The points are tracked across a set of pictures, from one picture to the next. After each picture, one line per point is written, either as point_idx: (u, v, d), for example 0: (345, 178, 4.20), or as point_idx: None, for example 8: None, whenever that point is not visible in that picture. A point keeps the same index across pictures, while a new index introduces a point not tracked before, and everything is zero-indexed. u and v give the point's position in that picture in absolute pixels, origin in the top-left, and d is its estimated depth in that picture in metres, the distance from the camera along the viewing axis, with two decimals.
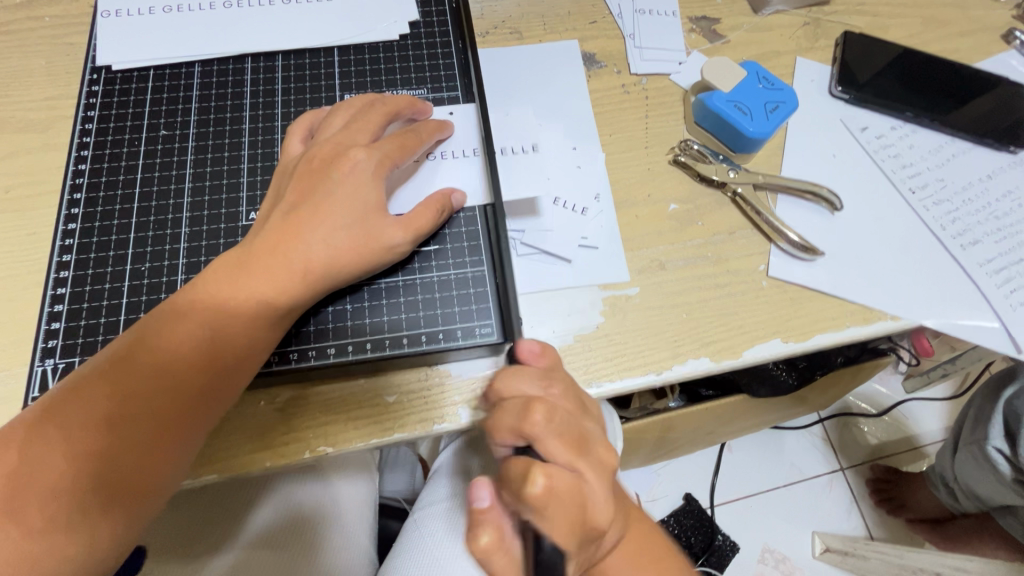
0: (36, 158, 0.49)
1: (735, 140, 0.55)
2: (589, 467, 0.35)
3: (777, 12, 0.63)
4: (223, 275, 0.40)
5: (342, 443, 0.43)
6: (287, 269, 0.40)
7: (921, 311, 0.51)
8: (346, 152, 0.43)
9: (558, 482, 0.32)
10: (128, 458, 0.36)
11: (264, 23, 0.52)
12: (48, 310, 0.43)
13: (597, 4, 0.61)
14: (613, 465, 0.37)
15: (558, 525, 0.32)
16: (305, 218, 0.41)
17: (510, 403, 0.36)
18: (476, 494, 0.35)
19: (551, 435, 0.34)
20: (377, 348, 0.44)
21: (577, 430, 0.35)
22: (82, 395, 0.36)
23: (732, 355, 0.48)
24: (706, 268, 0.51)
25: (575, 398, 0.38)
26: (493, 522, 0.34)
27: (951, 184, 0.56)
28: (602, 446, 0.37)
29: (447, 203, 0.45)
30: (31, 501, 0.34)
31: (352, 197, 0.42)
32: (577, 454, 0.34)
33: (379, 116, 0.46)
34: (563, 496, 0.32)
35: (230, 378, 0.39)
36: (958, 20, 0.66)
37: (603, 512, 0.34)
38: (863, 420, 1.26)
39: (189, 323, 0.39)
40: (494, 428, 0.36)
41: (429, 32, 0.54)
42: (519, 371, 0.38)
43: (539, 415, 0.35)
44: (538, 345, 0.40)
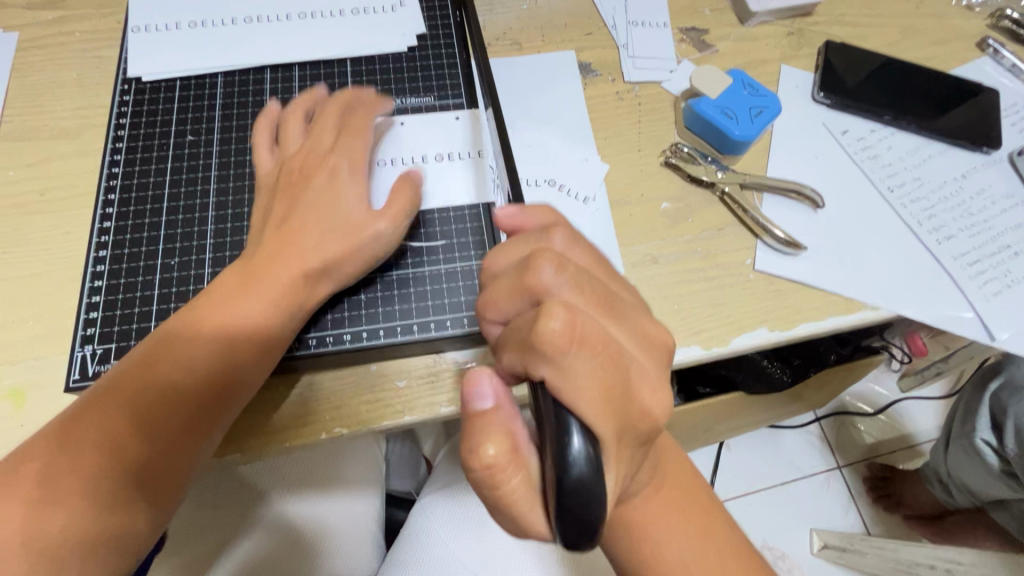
0: (70, 162, 0.53)
1: (722, 142, 0.58)
2: (612, 320, 0.32)
3: (762, 23, 0.67)
4: (242, 276, 0.43)
5: (356, 425, 0.46)
6: (300, 269, 0.43)
7: (900, 302, 0.54)
8: (319, 158, 0.47)
9: (581, 322, 0.29)
10: (154, 457, 0.39)
11: (282, 37, 0.55)
12: (86, 301, 0.46)
13: (592, 16, 0.65)
14: (655, 335, 0.34)
15: (585, 381, 0.28)
16: (299, 223, 0.45)
17: (511, 267, 0.34)
18: (476, 392, 0.31)
19: (566, 284, 0.32)
20: (389, 334, 0.47)
21: (599, 285, 0.33)
22: (108, 398, 0.39)
23: (721, 344, 0.51)
24: (696, 263, 0.54)
25: (592, 254, 0.36)
26: (500, 426, 0.30)
27: (927, 182, 0.60)
28: (635, 311, 0.34)
29: (411, 183, 0.48)
30: (62, 500, 0.37)
31: (333, 202, 0.45)
32: (600, 306, 0.32)
33: (332, 115, 0.49)
34: (589, 344, 0.29)
35: (252, 369, 0.42)
36: (934, 29, 0.70)
37: (642, 380, 0.31)
38: (858, 418, 1.29)
39: (213, 320, 0.42)
40: (496, 299, 0.34)
41: (435, 43, 0.58)
42: (514, 242, 0.37)
43: (546, 267, 0.32)
44: (519, 209, 0.39)
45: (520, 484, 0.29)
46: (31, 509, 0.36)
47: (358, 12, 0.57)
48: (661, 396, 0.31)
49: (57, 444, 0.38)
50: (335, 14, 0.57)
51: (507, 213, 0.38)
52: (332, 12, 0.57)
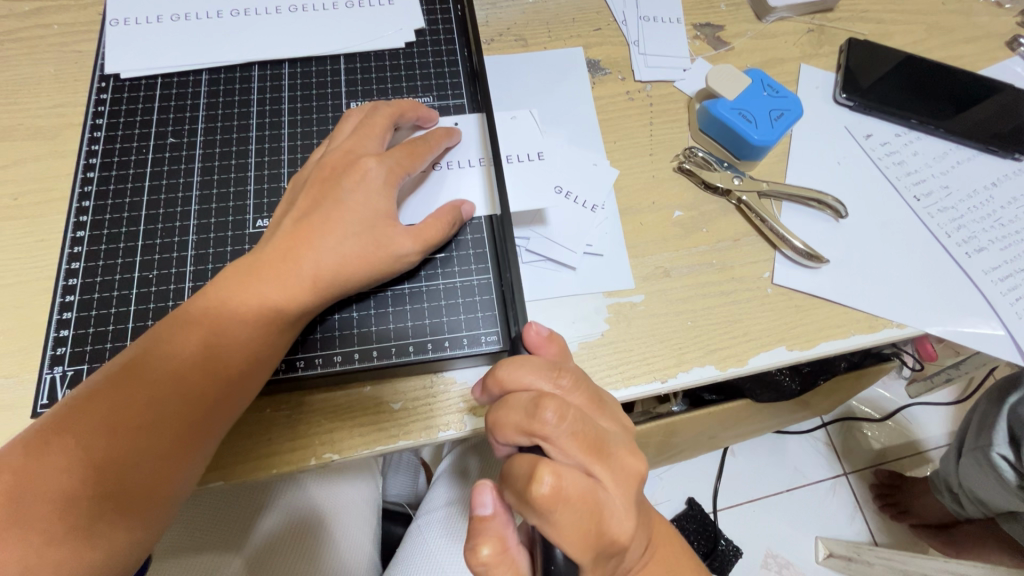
0: (44, 165, 0.50)
1: (739, 147, 0.55)
2: (601, 466, 0.33)
3: (781, 19, 0.64)
4: (230, 284, 0.40)
5: (347, 450, 0.43)
6: (293, 275, 0.40)
7: (927, 320, 0.51)
8: (360, 160, 0.43)
9: (568, 484, 0.31)
10: (145, 464, 0.36)
11: (272, 32, 0.52)
12: (57, 318, 0.43)
13: (601, 11, 0.62)
14: (635, 469, 0.34)
15: (569, 531, 0.31)
16: (319, 225, 0.41)
17: (517, 400, 0.34)
18: (478, 501, 0.34)
19: (562, 434, 0.32)
20: (383, 355, 0.44)
21: (595, 432, 0.33)
22: (96, 400, 0.36)
23: (737, 363, 0.48)
24: (710, 276, 0.51)
25: (590, 392, 0.36)
26: (493, 532, 0.33)
27: (955, 191, 0.56)
28: (626, 448, 0.34)
29: (458, 215, 0.46)
30: (43, 509, 0.33)
31: (364, 205, 0.42)
32: (596, 458, 0.33)
33: (386, 119, 0.46)
34: (574, 502, 0.31)
35: (240, 384, 0.39)
36: (962, 27, 0.66)
37: (618, 517, 0.32)
38: (867, 425, 1.26)
39: (201, 331, 0.39)
40: (499, 430, 0.34)
41: (434, 39, 0.54)
42: (527, 363, 0.36)
43: (549, 415, 0.32)
44: (547, 330, 0.40)
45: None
46: (8, 518, 0.33)
47: (353, 5, 0.53)
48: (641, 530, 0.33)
49: (22, 468, 0.34)
50: (328, 8, 0.53)
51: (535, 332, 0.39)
52: (325, 6, 0.53)
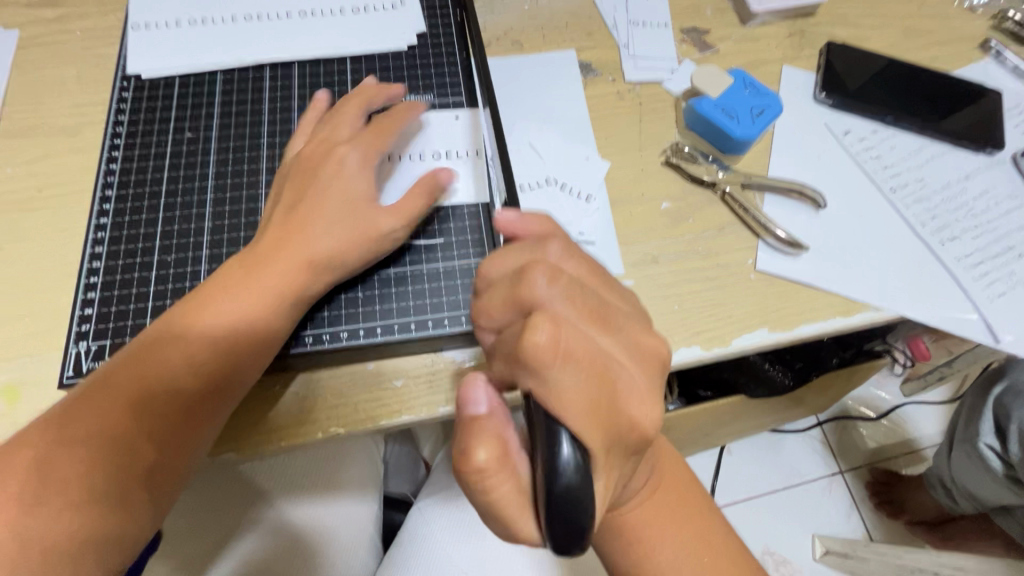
0: (67, 160, 0.53)
1: (724, 142, 0.58)
2: (603, 333, 0.31)
3: (764, 23, 0.67)
4: (236, 272, 0.43)
5: (353, 424, 0.46)
6: (288, 259, 0.43)
7: (903, 304, 0.53)
8: (336, 148, 0.47)
9: (565, 333, 0.29)
10: (155, 441, 0.39)
11: (283, 35, 0.55)
12: (81, 297, 0.46)
13: (593, 17, 0.65)
14: (648, 346, 0.33)
15: (571, 392, 0.28)
16: (308, 209, 0.44)
17: (507, 280, 0.33)
18: (470, 397, 0.31)
19: (559, 297, 0.31)
20: (387, 332, 0.47)
21: (589, 298, 0.32)
22: (111, 381, 0.39)
23: (722, 344, 0.51)
24: (697, 262, 0.54)
25: (591, 265, 0.36)
26: (492, 432, 0.30)
27: (930, 183, 0.59)
28: (628, 322, 0.33)
29: (436, 182, 0.48)
30: (62, 479, 0.36)
31: (342, 192, 0.45)
32: (592, 319, 0.32)
33: (354, 108, 0.50)
34: (577, 355, 0.29)
35: (245, 365, 0.42)
36: (936, 30, 0.69)
37: (630, 392, 0.30)
38: (861, 422, 1.28)
39: (209, 317, 0.41)
40: (490, 309, 0.33)
41: (435, 42, 0.58)
42: (509, 251, 0.35)
43: (539, 277, 0.31)
44: (519, 214, 0.39)
45: (509, 491, 0.29)
46: (32, 486, 0.36)
47: (359, 11, 0.57)
48: (651, 409, 0.31)
49: (47, 442, 0.37)
50: (335, 13, 0.57)
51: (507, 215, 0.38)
52: (332, 11, 0.57)
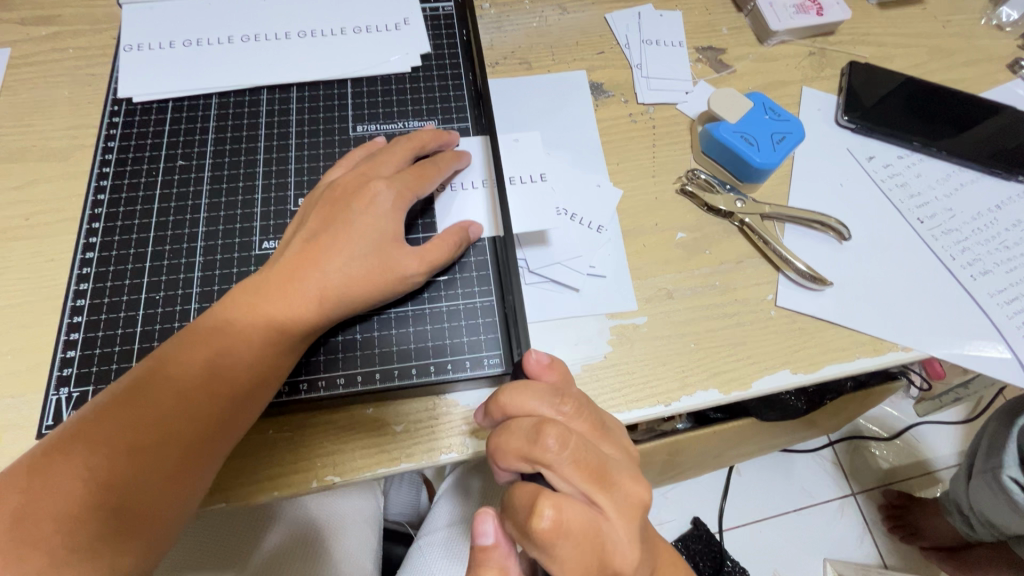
0: (55, 186, 0.51)
1: (742, 170, 0.55)
2: (605, 497, 0.32)
3: (782, 42, 0.65)
4: (237, 301, 0.41)
5: (350, 473, 0.43)
6: (298, 293, 0.40)
7: (932, 343, 0.51)
8: (371, 182, 0.44)
9: (569, 515, 0.31)
10: (147, 486, 0.36)
11: (281, 57, 0.53)
12: (64, 338, 0.44)
13: (604, 35, 0.63)
14: (638, 497, 0.34)
15: (569, 567, 0.31)
16: (329, 243, 0.42)
17: (517, 428, 0.34)
18: (480, 529, 0.34)
19: (566, 464, 0.32)
20: (388, 376, 0.44)
21: (597, 459, 0.33)
22: (99, 422, 0.36)
23: (741, 386, 0.48)
24: (713, 297, 0.51)
25: (592, 418, 0.36)
26: (494, 568, 0.34)
27: (959, 214, 0.56)
28: (630, 477, 0.34)
29: (464, 236, 0.46)
30: (46, 529, 0.33)
31: (371, 226, 0.43)
32: (597, 483, 0.33)
33: (405, 150, 0.47)
34: (576, 533, 0.31)
35: (244, 401, 0.39)
36: (963, 50, 0.67)
37: (627, 555, 0.32)
38: (875, 444, 1.24)
39: (209, 348, 0.39)
40: (498, 452, 0.35)
41: (440, 63, 0.55)
42: (527, 388, 0.36)
43: (550, 442, 0.32)
44: (546, 356, 0.39)
45: None
46: (17, 534, 0.33)
47: (360, 31, 0.54)
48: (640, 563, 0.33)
49: (28, 483, 0.34)
50: (336, 32, 0.54)
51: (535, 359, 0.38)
52: (333, 31, 0.54)
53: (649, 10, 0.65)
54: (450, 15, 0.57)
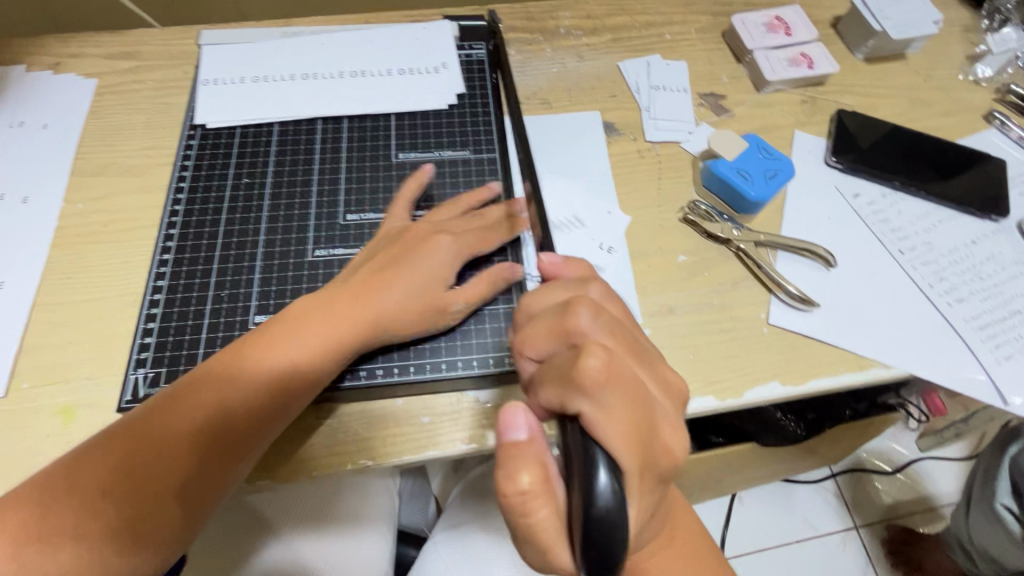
0: (131, 197, 0.58)
1: (738, 202, 0.61)
2: (639, 364, 0.33)
3: (777, 91, 0.72)
4: (278, 325, 0.46)
5: (381, 457, 0.48)
6: (358, 326, 0.46)
7: (912, 363, 0.55)
8: (437, 234, 0.51)
9: (614, 362, 0.30)
10: (163, 499, 0.40)
11: (334, 92, 0.61)
12: (142, 327, 0.49)
13: (616, 80, 0.71)
14: (673, 381, 0.35)
15: (619, 417, 0.29)
16: (394, 275, 0.48)
17: (547, 313, 0.35)
18: (511, 422, 0.31)
19: (600, 331, 0.33)
20: (421, 370, 0.49)
21: (627, 334, 0.34)
22: (127, 437, 0.41)
23: (735, 395, 0.53)
24: (711, 315, 0.56)
25: (620, 305, 0.37)
26: (533, 456, 0.30)
27: (938, 247, 0.62)
28: (659, 363, 0.36)
29: (505, 275, 0.51)
30: (74, 529, 0.38)
31: (433, 267, 0.49)
32: (630, 351, 0.33)
33: (465, 203, 0.54)
34: (623, 383, 0.30)
35: (284, 412, 0.45)
36: (942, 101, 0.74)
37: (668, 423, 0.32)
38: (876, 476, 1.26)
39: (252, 367, 0.44)
40: (533, 339, 0.34)
41: (473, 101, 0.62)
42: (550, 287, 0.38)
43: (583, 313, 0.33)
44: (560, 258, 0.41)
45: (548, 516, 0.29)
46: (45, 527, 0.37)
47: (405, 73, 0.63)
48: (682, 438, 0.33)
49: (75, 468, 0.39)
50: (385, 73, 0.62)
51: (551, 259, 0.40)
52: (383, 72, 0.62)
53: (657, 60, 0.73)
54: (482, 60, 0.65)
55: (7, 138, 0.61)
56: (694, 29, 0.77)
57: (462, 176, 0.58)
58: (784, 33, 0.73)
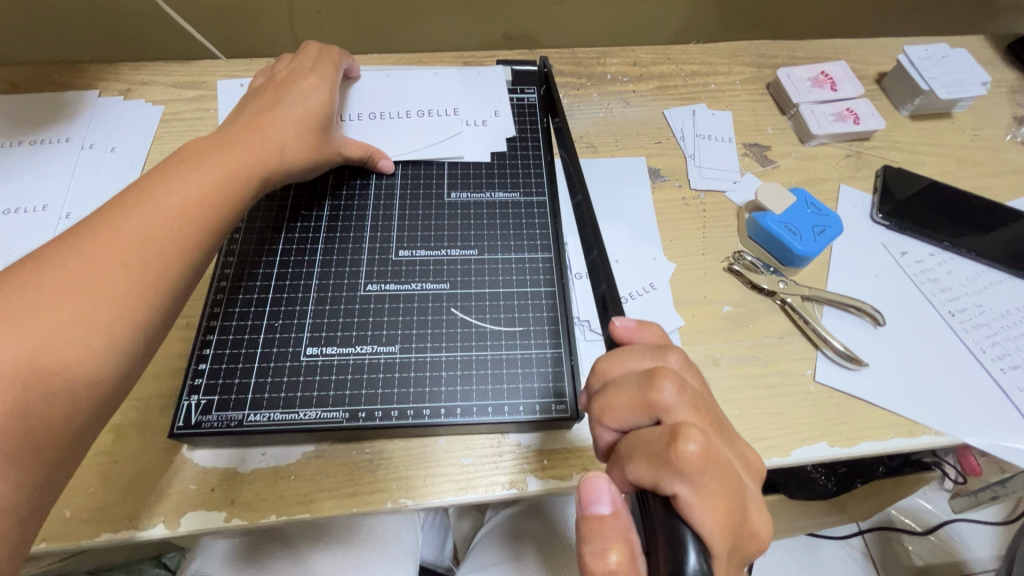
0: None
1: (784, 255, 0.61)
2: (722, 441, 0.33)
3: (822, 144, 0.72)
4: (184, 157, 0.44)
5: (420, 498, 0.47)
6: (275, 147, 0.49)
7: (965, 430, 0.54)
8: (291, 114, 0.51)
9: (709, 444, 0.30)
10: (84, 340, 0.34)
11: (377, 135, 0.61)
12: (197, 352, 0.49)
13: (662, 127, 0.72)
14: (750, 457, 0.35)
15: (715, 502, 0.29)
16: (270, 116, 0.50)
17: (629, 381, 0.34)
18: (594, 496, 0.31)
19: (686, 407, 0.32)
20: (466, 413, 0.48)
21: (710, 408, 0.34)
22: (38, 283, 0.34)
23: (782, 454, 0.51)
24: (757, 368, 0.56)
25: (698, 375, 0.37)
26: (619, 534, 0.30)
27: (989, 310, 0.61)
28: (736, 437, 0.35)
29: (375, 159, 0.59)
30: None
31: (309, 97, 0.54)
32: (714, 428, 0.33)
33: (312, 52, 0.59)
34: (718, 466, 0.29)
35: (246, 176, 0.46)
36: (989, 161, 0.73)
37: (753, 504, 0.32)
38: (908, 537, 1.21)
39: (204, 159, 0.44)
40: (615, 408, 0.34)
41: (523, 144, 0.64)
42: (628, 351, 0.37)
43: (668, 386, 0.32)
44: (634, 321, 0.40)
45: None
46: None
47: (423, 114, 0.63)
48: (764, 519, 0.33)
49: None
50: (403, 114, 0.63)
51: (625, 322, 0.39)
52: (401, 114, 0.63)
53: (702, 109, 0.74)
54: (534, 104, 0.67)
55: (75, 159, 0.64)
56: (739, 80, 0.78)
57: (512, 218, 0.59)
58: (830, 88, 0.74)
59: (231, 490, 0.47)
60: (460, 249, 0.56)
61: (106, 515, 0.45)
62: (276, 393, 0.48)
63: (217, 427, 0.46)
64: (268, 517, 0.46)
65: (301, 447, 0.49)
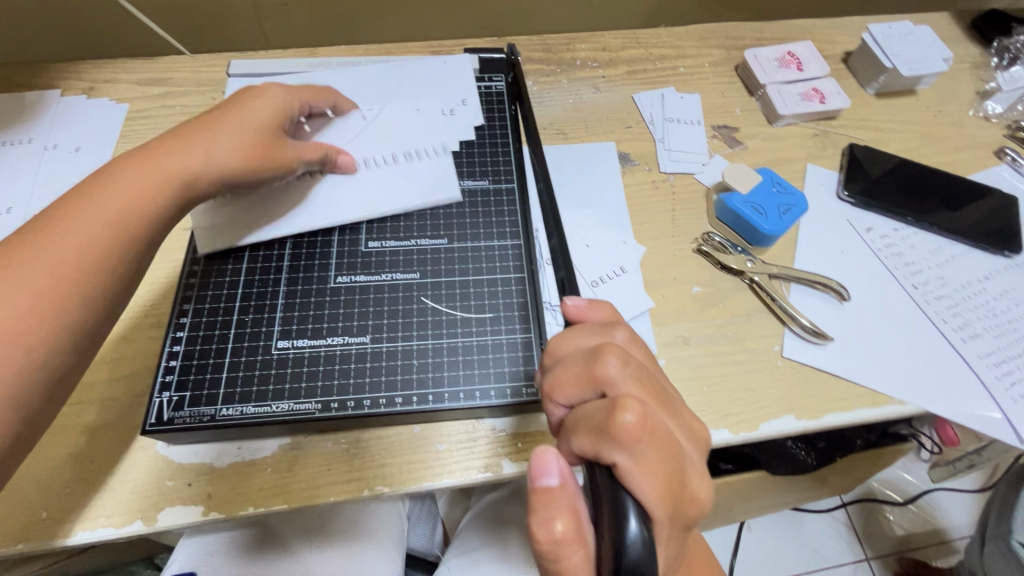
0: None
1: (751, 235, 0.62)
2: (665, 413, 0.34)
3: (789, 124, 0.73)
4: (99, 178, 0.45)
5: (396, 484, 0.48)
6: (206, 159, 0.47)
7: (927, 399, 0.55)
8: (233, 124, 0.49)
9: (646, 414, 0.31)
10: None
11: (367, 191, 0.57)
12: (167, 348, 0.49)
13: (632, 111, 0.73)
14: (696, 428, 0.36)
15: (652, 469, 0.30)
16: (211, 128, 0.49)
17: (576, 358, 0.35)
18: (543, 468, 0.32)
19: (628, 381, 0.33)
20: (438, 399, 0.48)
21: (653, 382, 0.35)
22: None
23: (750, 428, 0.53)
24: (726, 346, 0.57)
25: (644, 352, 0.38)
26: (566, 504, 0.31)
27: (951, 282, 0.62)
28: (682, 410, 0.36)
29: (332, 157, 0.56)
30: None
31: (262, 106, 0.51)
32: (657, 401, 0.34)
33: None
34: (655, 434, 0.31)
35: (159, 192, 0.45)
36: (953, 137, 0.75)
37: (695, 472, 0.33)
38: (888, 508, 1.24)
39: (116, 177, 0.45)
40: (564, 384, 0.35)
41: (491, 133, 0.64)
42: (577, 331, 0.38)
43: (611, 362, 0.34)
44: (584, 302, 0.41)
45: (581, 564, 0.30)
46: None
47: (411, 158, 0.59)
48: (707, 486, 0.34)
49: None
50: (391, 159, 0.59)
51: (575, 303, 0.41)
52: (388, 159, 0.59)
53: (671, 93, 0.74)
54: (502, 92, 0.67)
55: (39, 160, 0.63)
56: (708, 62, 0.78)
57: (481, 206, 0.59)
58: (796, 68, 0.75)
59: (206, 484, 0.47)
60: (429, 238, 0.57)
61: (81, 514, 0.45)
62: (248, 387, 0.48)
63: (189, 422, 0.46)
64: (245, 509, 0.46)
65: (277, 439, 0.49)
